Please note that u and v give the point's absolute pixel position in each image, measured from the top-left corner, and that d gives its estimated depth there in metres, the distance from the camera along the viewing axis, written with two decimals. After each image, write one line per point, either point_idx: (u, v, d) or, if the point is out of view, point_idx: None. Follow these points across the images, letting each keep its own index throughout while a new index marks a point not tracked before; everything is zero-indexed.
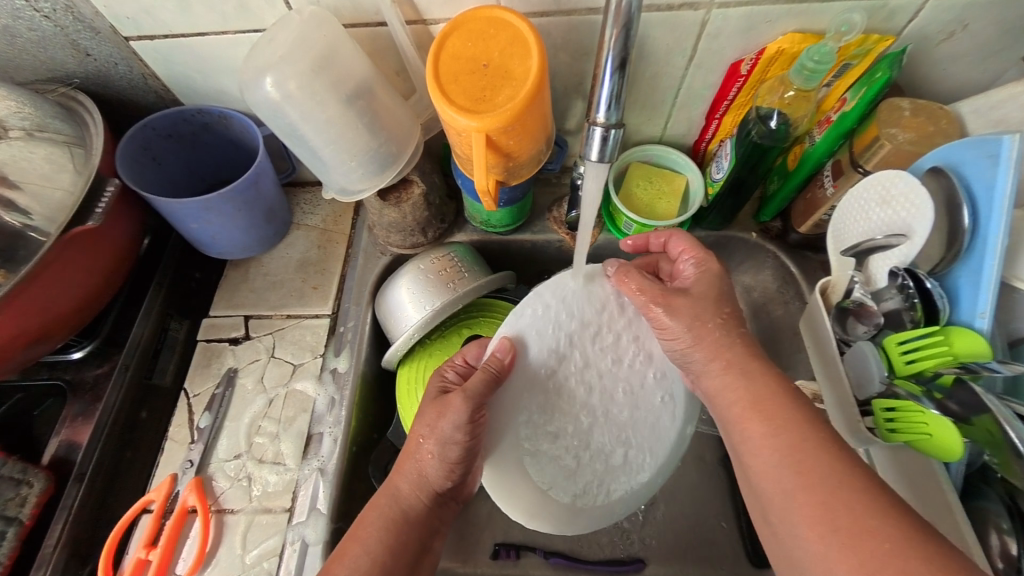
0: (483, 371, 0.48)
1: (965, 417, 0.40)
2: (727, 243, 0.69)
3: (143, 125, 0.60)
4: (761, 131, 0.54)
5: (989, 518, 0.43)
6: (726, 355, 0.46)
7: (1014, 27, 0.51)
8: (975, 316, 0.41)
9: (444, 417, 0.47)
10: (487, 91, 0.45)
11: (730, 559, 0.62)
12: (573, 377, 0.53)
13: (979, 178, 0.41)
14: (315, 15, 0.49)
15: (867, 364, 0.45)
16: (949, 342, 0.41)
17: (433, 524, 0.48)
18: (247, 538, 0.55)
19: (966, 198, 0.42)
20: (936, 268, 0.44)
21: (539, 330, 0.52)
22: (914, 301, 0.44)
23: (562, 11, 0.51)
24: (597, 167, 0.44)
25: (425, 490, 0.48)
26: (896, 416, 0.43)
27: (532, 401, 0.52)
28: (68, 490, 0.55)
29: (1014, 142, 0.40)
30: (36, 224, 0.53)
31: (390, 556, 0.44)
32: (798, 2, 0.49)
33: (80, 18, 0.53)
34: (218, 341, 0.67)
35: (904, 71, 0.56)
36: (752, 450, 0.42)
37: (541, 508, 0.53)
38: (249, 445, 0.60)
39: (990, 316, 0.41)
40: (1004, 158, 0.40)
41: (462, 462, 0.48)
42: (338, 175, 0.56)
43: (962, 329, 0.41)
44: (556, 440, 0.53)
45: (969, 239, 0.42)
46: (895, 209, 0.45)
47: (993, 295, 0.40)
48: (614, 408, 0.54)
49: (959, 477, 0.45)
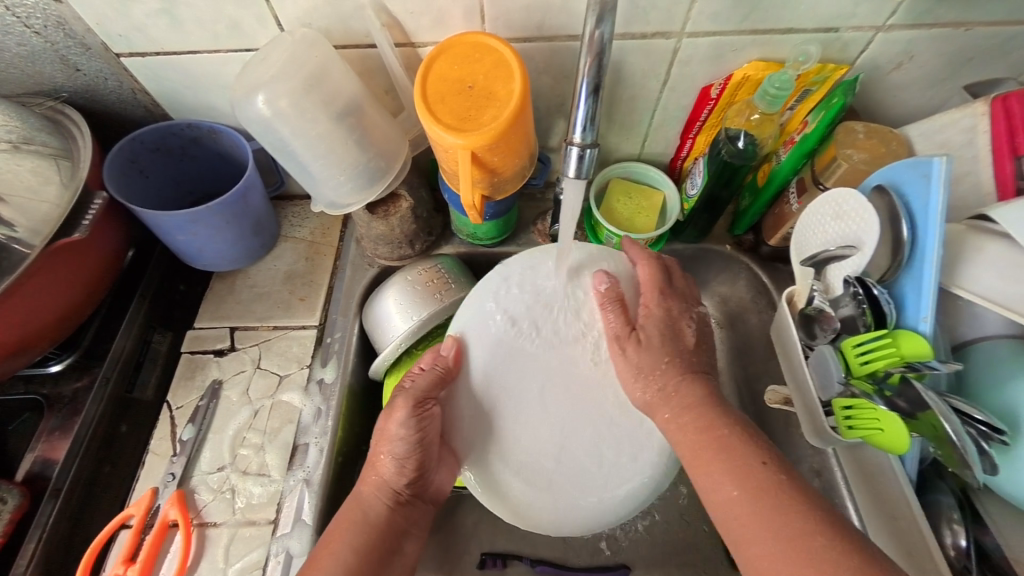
0: (427, 369, 0.50)
1: (911, 412, 0.41)
2: (705, 255, 0.72)
3: (132, 138, 0.60)
4: (730, 151, 0.58)
5: (943, 510, 0.47)
6: (673, 403, 0.48)
7: (954, 58, 0.57)
8: (919, 321, 0.43)
9: (390, 418, 0.49)
10: (472, 111, 0.47)
11: (712, 562, 0.64)
12: (529, 376, 0.52)
13: (916, 197, 0.44)
14: (307, 36, 0.51)
15: (826, 366, 0.48)
16: (897, 345, 0.43)
17: (398, 525, 0.49)
18: (229, 552, 0.54)
19: (906, 214, 0.44)
20: (884, 277, 0.46)
21: (485, 325, 0.53)
22: (864, 307, 0.45)
23: (544, 37, 0.54)
24: (573, 183, 0.46)
25: (384, 489, 0.49)
26: (853, 414, 0.46)
27: (484, 397, 0.52)
28: (43, 507, 0.54)
29: (943, 162, 0.42)
30: (20, 236, 0.52)
31: (358, 558, 0.45)
32: (760, 33, 0.54)
33: (71, 34, 0.54)
34: (202, 353, 0.66)
35: (860, 96, 0.61)
36: (714, 498, 0.43)
37: (528, 497, 0.52)
38: (233, 457, 0.59)
39: (932, 320, 0.43)
40: (935, 177, 0.43)
41: (414, 459, 0.49)
42: (327, 189, 0.58)
43: (909, 332, 0.43)
44: (523, 430, 0.52)
45: (910, 251, 0.44)
46: (847, 223, 0.48)
47: (933, 301, 0.43)
48: (564, 386, 0.52)
49: (915, 471, 0.49)
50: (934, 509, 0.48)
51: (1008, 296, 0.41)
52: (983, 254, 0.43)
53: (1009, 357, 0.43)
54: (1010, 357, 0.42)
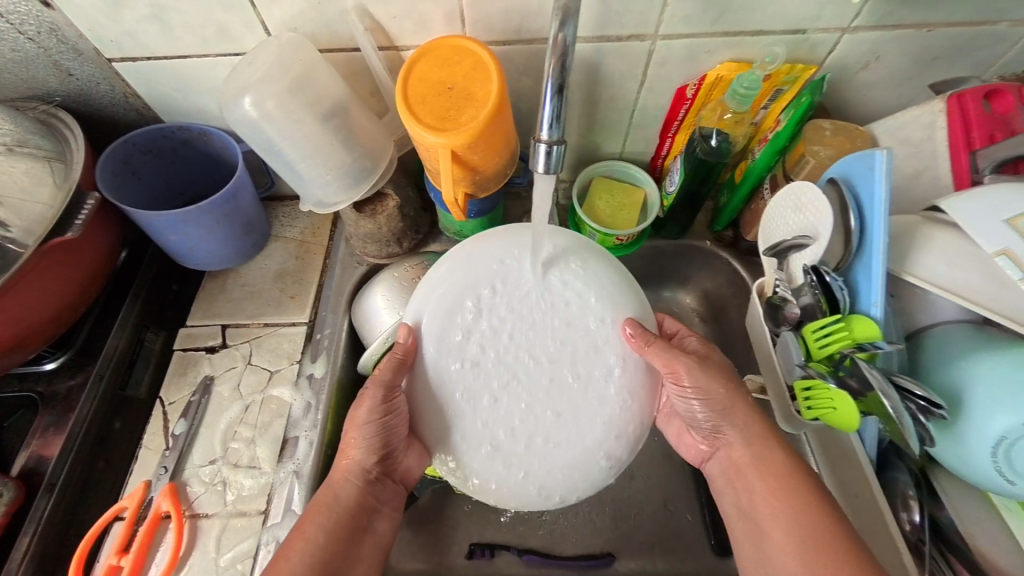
0: (388, 357, 0.50)
1: (862, 391, 0.43)
2: (686, 251, 0.74)
3: (125, 141, 0.62)
4: (704, 148, 0.60)
5: (899, 487, 0.49)
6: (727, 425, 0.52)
7: (918, 58, 0.59)
8: (870, 305, 0.45)
9: (359, 404, 0.50)
10: (452, 111, 0.49)
11: (694, 549, 0.66)
12: (490, 346, 0.49)
13: (865, 187, 0.46)
14: (292, 41, 0.53)
15: (788, 352, 0.51)
16: (850, 328, 0.45)
17: (368, 504, 0.51)
18: (221, 542, 0.56)
19: (855, 205, 0.46)
20: (839, 264, 0.48)
21: (444, 298, 0.50)
22: (818, 294, 0.48)
23: (523, 40, 0.56)
24: (546, 179, 0.47)
25: (353, 470, 0.51)
26: (812, 394, 0.48)
27: (446, 369, 0.49)
28: (38, 501, 0.56)
29: (885, 155, 0.44)
30: (13, 237, 0.54)
31: (330, 538, 0.47)
32: (731, 35, 0.56)
33: (64, 40, 0.56)
34: (194, 350, 0.68)
35: (830, 95, 0.64)
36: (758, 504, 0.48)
37: (492, 468, 0.49)
38: (225, 450, 0.60)
39: (882, 304, 0.44)
40: (878, 169, 0.44)
41: (381, 443, 0.50)
42: (314, 189, 0.60)
43: (861, 316, 0.44)
44: (487, 402, 0.49)
45: (859, 239, 0.46)
46: (806, 215, 0.50)
47: (882, 285, 0.44)
48: (526, 351, 0.49)
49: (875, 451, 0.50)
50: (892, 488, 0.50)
51: (955, 281, 0.43)
52: (934, 242, 0.45)
53: (963, 338, 0.44)
54: (964, 339, 0.44)
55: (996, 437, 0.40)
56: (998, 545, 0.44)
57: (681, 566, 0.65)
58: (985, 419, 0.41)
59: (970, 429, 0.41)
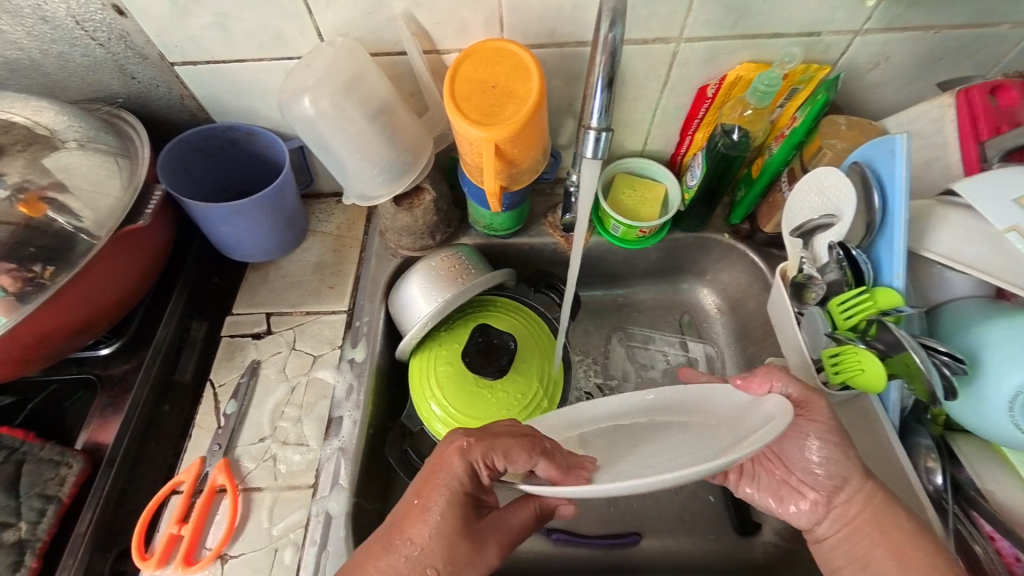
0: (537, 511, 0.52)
1: (887, 353, 0.46)
2: (704, 243, 0.78)
3: (180, 140, 0.66)
4: (726, 143, 0.65)
5: (921, 450, 0.52)
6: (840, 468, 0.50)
7: (925, 58, 0.63)
8: (892, 278, 0.48)
9: (477, 556, 0.46)
10: (495, 107, 0.53)
11: (718, 528, 0.68)
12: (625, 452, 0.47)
13: (885, 169, 0.49)
14: (346, 45, 0.57)
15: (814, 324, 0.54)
16: (874, 299, 0.48)
17: None
18: (273, 512, 0.59)
19: (878, 185, 0.50)
20: (862, 243, 0.51)
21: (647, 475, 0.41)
22: (844, 267, 0.51)
23: (556, 43, 0.60)
24: (591, 164, 0.52)
25: None
26: (840, 360, 0.50)
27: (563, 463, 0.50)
28: (101, 475, 0.59)
29: (905, 139, 0.47)
30: (86, 227, 0.57)
31: None
32: (749, 38, 0.60)
33: (131, 46, 0.61)
34: (241, 335, 0.71)
35: (842, 94, 0.67)
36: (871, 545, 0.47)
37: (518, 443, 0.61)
38: (273, 429, 0.64)
39: (904, 276, 0.48)
40: (899, 152, 0.48)
41: None
42: (359, 182, 0.64)
43: (886, 288, 0.48)
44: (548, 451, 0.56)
45: (881, 218, 0.50)
46: (828, 197, 0.53)
47: (904, 259, 0.48)
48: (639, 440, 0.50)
49: (897, 418, 0.53)
50: (913, 451, 0.53)
51: (967, 255, 0.47)
52: (951, 221, 0.48)
53: (977, 309, 0.47)
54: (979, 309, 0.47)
55: (1011, 392, 0.43)
56: (1014, 501, 0.48)
57: (705, 544, 0.67)
58: (1001, 377, 0.44)
59: (988, 389, 0.44)
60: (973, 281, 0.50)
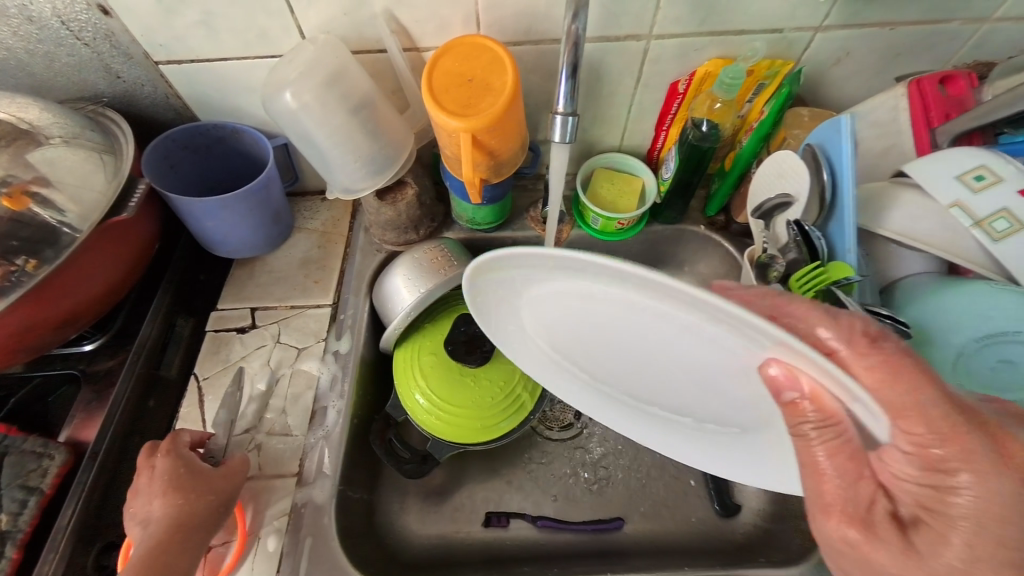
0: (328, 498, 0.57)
1: None
2: (682, 235, 0.80)
3: (166, 137, 0.68)
4: (696, 135, 0.66)
5: None
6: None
7: (883, 54, 0.66)
8: (845, 253, 0.51)
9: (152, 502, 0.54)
10: (472, 100, 0.55)
11: (699, 511, 0.70)
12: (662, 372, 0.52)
13: (834, 148, 0.52)
14: (328, 42, 0.59)
15: None
16: (828, 274, 0.50)
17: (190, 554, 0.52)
18: (258, 502, 0.60)
19: (826, 163, 0.52)
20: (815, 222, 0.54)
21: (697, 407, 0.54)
22: (801, 244, 0.53)
23: (532, 41, 0.63)
24: (561, 147, 0.54)
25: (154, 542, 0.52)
26: None
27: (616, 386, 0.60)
28: (84, 467, 0.59)
29: (849, 118, 0.50)
30: (69, 221, 0.58)
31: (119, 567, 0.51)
32: (716, 35, 0.63)
33: (117, 45, 0.62)
34: (225, 330, 0.72)
35: (807, 88, 0.71)
36: None
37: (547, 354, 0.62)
38: (258, 420, 0.65)
39: (855, 250, 0.50)
40: (844, 130, 0.50)
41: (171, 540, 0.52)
42: (343, 176, 0.65)
43: (839, 263, 0.49)
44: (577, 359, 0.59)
45: (831, 197, 0.52)
46: (786, 178, 0.56)
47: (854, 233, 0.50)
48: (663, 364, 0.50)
49: None
50: None
51: (917, 232, 0.50)
52: (901, 200, 0.51)
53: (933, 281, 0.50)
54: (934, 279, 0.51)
55: (955, 350, 0.46)
56: None
57: (687, 526, 0.69)
58: (947, 336, 0.47)
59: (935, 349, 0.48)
60: (927, 257, 0.53)
